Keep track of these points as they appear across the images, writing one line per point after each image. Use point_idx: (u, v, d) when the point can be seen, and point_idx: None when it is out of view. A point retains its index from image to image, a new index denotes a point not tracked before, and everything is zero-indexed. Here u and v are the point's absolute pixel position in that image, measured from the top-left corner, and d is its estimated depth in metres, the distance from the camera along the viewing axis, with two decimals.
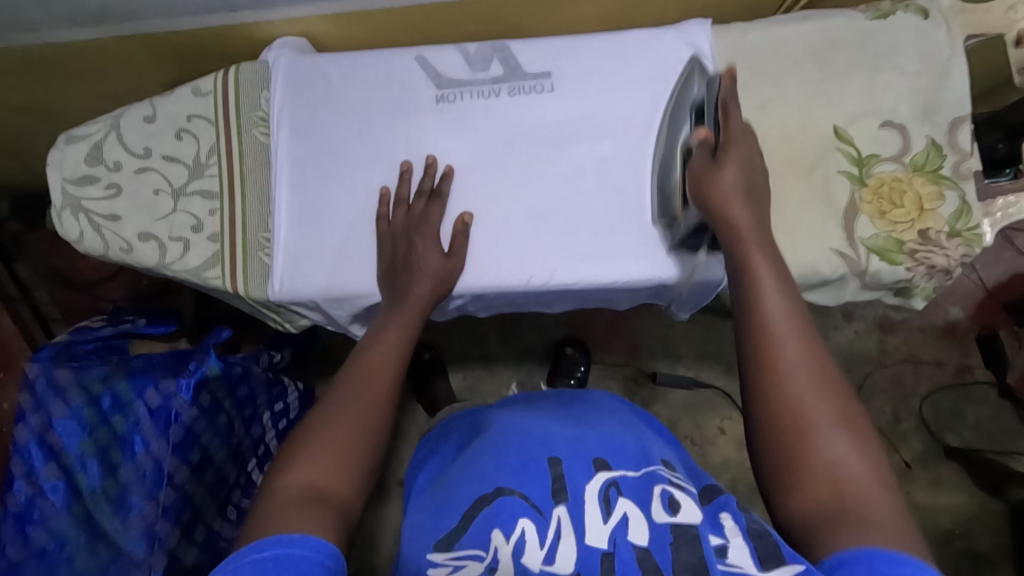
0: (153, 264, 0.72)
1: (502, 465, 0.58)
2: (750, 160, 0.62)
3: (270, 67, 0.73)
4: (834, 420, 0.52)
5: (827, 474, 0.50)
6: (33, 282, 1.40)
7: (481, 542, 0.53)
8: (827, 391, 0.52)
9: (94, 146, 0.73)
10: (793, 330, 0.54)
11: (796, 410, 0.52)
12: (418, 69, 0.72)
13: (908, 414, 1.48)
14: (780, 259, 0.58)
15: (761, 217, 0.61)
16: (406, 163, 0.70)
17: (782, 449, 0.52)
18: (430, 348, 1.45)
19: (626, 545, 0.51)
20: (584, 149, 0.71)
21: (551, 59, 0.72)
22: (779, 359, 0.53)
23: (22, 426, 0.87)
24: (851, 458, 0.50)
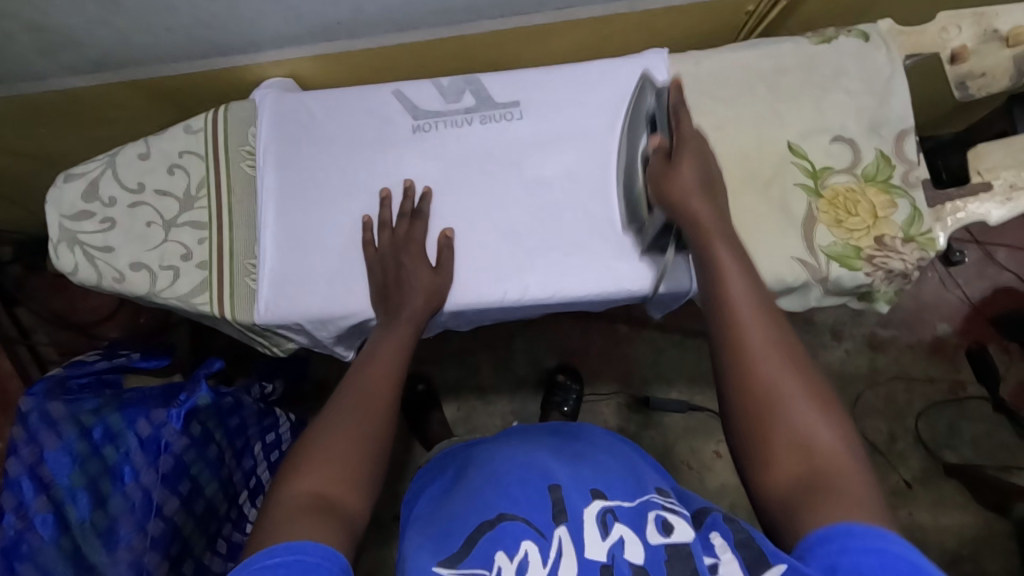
0: (144, 292, 0.75)
1: (504, 494, 0.60)
2: (704, 160, 0.66)
3: (257, 106, 0.78)
4: (802, 396, 0.56)
5: (800, 445, 0.54)
6: (32, 324, 1.43)
7: (484, 562, 0.54)
8: (792, 367, 0.57)
9: (91, 182, 0.77)
10: (756, 309, 0.59)
11: (767, 386, 0.56)
12: (395, 102, 0.77)
13: (904, 432, 1.47)
14: (742, 250, 0.63)
15: (720, 209, 0.65)
16: (385, 189, 0.74)
17: (757, 423, 0.56)
18: (423, 380, 1.46)
19: (624, 560, 0.53)
20: (553, 171, 0.74)
21: (520, 89, 0.76)
22: (745, 341, 0.58)
23: (15, 460, 0.88)
24: (823, 433, 0.54)
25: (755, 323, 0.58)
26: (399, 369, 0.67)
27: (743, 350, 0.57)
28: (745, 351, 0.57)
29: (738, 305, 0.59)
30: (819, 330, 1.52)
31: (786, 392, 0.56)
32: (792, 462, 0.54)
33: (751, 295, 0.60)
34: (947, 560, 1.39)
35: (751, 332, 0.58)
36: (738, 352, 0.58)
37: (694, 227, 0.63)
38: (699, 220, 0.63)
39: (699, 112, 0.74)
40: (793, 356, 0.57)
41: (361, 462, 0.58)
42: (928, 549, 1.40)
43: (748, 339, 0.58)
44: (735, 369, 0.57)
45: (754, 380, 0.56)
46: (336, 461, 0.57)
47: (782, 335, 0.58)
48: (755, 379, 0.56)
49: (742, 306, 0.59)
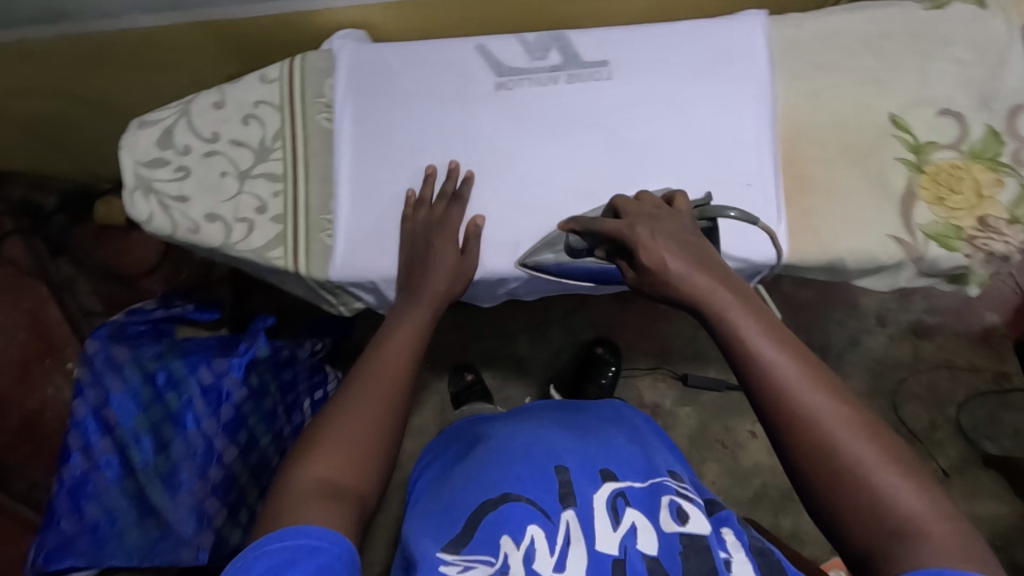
0: (218, 244, 0.75)
1: (508, 476, 0.62)
2: (675, 231, 0.59)
3: (334, 56, 0.75)
4: (878, 448, 0.46)
5: (878, 507, 0.44)
6: (71, 277, 1.39)
7: (489, 547, 0.55)
8: (856, 420, 0.47)
9: (165, 130, 0.76)
10: (796, 364, 0.49)
11: (838, 449, 0.46)
12: (477, 57, 0.73)
13: (943, 421, 1.45)
14: (754, 301, 0.53)
15: (719, 267, 0.56)
16: (430, 167, 0.72)
17: (837, 503, 0.46)
18: (471, 369, 1.46)
19: (637, 553, 0.55)
20: (639, 134, 0.71)
21: (608, 48, 0.72)
22: (796, 397, 0.48)
23: (80, 400, 0.90)
24: (914, 494, 0.45)
25: (796, 384, 0.48)
26: (418, 347, 0.63)
27: (798, 418, 0.47)
28: (798, 427, 0.47)
29: (777, 372, 0.49)
30: (862, 315, 1.50)
31: (854, 442, 0.46)
32: (883, 529, 0.44)
33: (788, 357, 0.49)
34: None
35: (802, 395, 0.48)
36: (794, 426, 0.47)
37: (693, 296, 0.54)
38: (704, 292, 0.54)
39: (797, 79, 0.71)
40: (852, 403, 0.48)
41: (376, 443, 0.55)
42: None
43: (801, 405, 0.47)
44: (803, 445, 0.47)
45: (811, 432, 0.47)
46: (348, 445, 0.53)
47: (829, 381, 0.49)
48: (822, 449, 0.46)
49: (780, 371, 0.49)
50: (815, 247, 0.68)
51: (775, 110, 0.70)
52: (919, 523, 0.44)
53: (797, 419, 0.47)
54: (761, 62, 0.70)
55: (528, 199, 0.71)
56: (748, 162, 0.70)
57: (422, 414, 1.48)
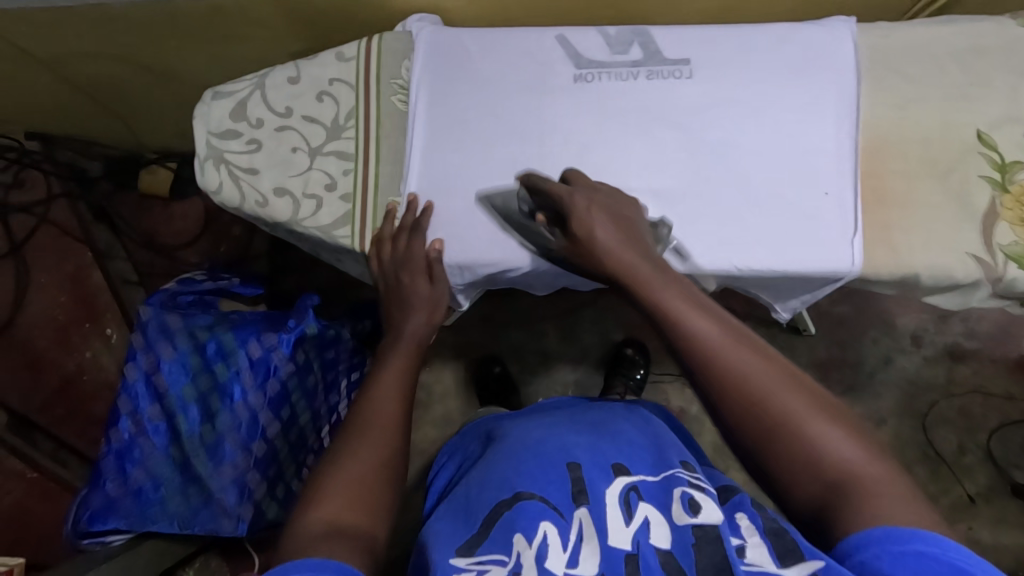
0: (285, 219, 0.75)
1: (523, 473, 0.55)
2: (612, 209, 0.63)
3: (413, 38, 0.75)
4: (807, 400, 0.48)
5: (816, 461, 0.46)
6: (111, 245, 1.39)
7: (504, 547, 0.49)
8: (782, 374, 0.49)
9: (239, 102, 0.76)
10: (718, 328, 0.51)
11: (770, 407, 0.47)
12: (557, 48, 0.73)
13: (974, 446, 1.42)
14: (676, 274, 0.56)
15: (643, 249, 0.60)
16: (392, 203, 0.73)
17: (777, 461, 0.47)
18: (500, 363, 1.45)
19: (650, 547, 0.48)
20: (718, 134, 0.70)
21: (691, 46, 0.72)
22: (724, 363, 0.49)
23: (132, 365, 0.92)
24: (845, 439, 0.46)
25: (721, 347, 0.50)
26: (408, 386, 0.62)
27: (730, 385, 0.49)
28: (728, 389, 0.49)
29: (702, 338, 0.50)
30: (898, 334, 1.47)
31: (786, 400, 0.48)
32: (821, 480, 0.46)
33: (711, 321, 0.51)
34: None
35: (729, 362, 0.49)
36: (726, 390, 0.49)
37: (623, 272, 0.58)
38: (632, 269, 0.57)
39: (883, 88, 0.70)
40: (777, 359, 0.50)
41: (374, 478, 0.53)
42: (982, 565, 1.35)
43: (727, 368, 0.49)
44: (736, 407, 0.48)
45: (740, 397, 0.48)
46: (348, 484, 0.51)
47: (754, 342, 0.50)
48: (754, 408, 0.48)
49: (706, 338, 0.50)
50: (891, 258, 0.67)
51: (859, 118, 0.69)
52: (853, 469, 0.45)
53: (729, 384, 0.49)
54: (848, 70, 0.69)
55: None
56: (827, 169, 0.68)
57: (446, 404, 1.48)
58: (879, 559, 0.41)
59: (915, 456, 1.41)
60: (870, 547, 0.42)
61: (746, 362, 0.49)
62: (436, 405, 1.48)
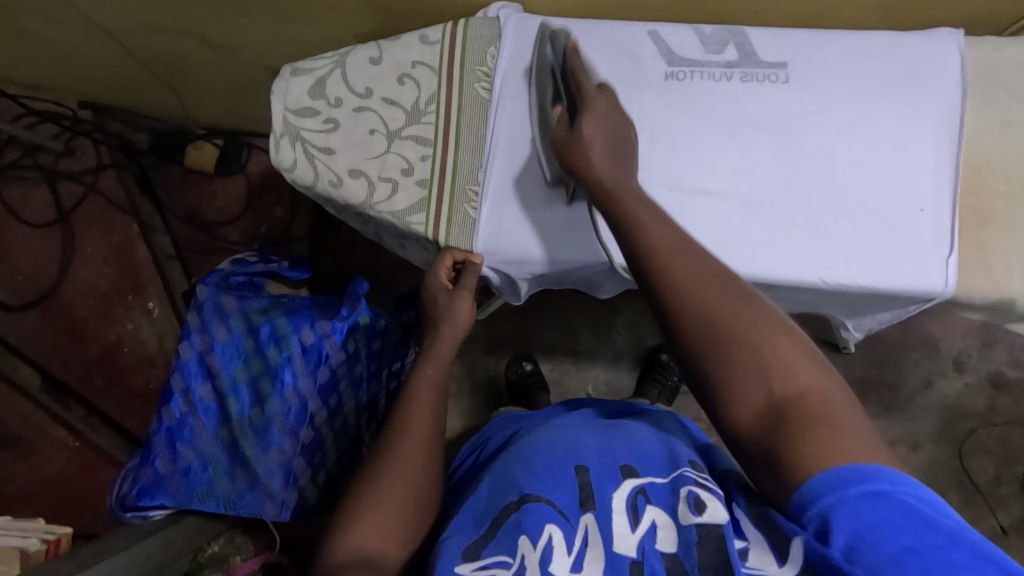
0: (359, 202, 0.74)
1: (531, 472, 0.52)
2: (609, 129, 0.63)
3: (500, 24, 0.73)
4: (758, 314, 0.45)
5: (760, 375, 0.43)
6: (154, 216, 1.38)
7: (507, 547, 0.47)
8: (743, 297, 0.46)
9: (318, 80, 0.75)
10: (683, 251, 0.50)
11: (720, 319, 0.45)
12: (649, 43, 0.72)
13: (1010, 477, 1.32)
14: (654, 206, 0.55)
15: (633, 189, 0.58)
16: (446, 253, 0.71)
17: (723, 380, 0.44)
18: (530, 360, 1.43)
19: (655, 553, 0.47)
20: (808, 142, 0.69)
21: (789, 50, 0.70)
22: (674, 271, 0.49)
23: (187, 343, 0.92)
24: (802, 363, 0.43)
25: (684, 268, 0.49)
26: (437, 410, 0.63)
27: (680, 290, 0.48)
28: (681, 306, 0.47)
29: (663, 259, 0.50)
30: (939, 357, 1.36)
31: (733, 310, 0.45)
32: (769, 401, 0.42)
33: (680, 246, 0.50)
34: None
35: (679, 267, 0.49)
36: (680, 309, 0.47)
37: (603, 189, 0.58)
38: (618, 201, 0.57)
39: (987, 105, 0.67)
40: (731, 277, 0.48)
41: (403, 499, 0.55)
42: None
43: (683, 289, 0.47)
44: (686, 320, 0.47)
45: (686, 301, 0.47)
46: (383, 503, 0.54)
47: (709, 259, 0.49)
48: (705, 329, 0.45)
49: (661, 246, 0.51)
50: (982, 278, 0.65)
51: (961, 137, 0.67)
52: (800, 391, 0.42)
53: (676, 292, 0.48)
54: (951, 82, 0.67)
55: (687, 195, 0.69)
56: (922, 184, 0.67)
57: (474, 397, 1.46)
58: (838, 507, 0.37)
59: (947, 483, 1.32)
60: (827, 496, 0.38)
61: (697, 270, 0.48)
62: (465, 398, 1.46)
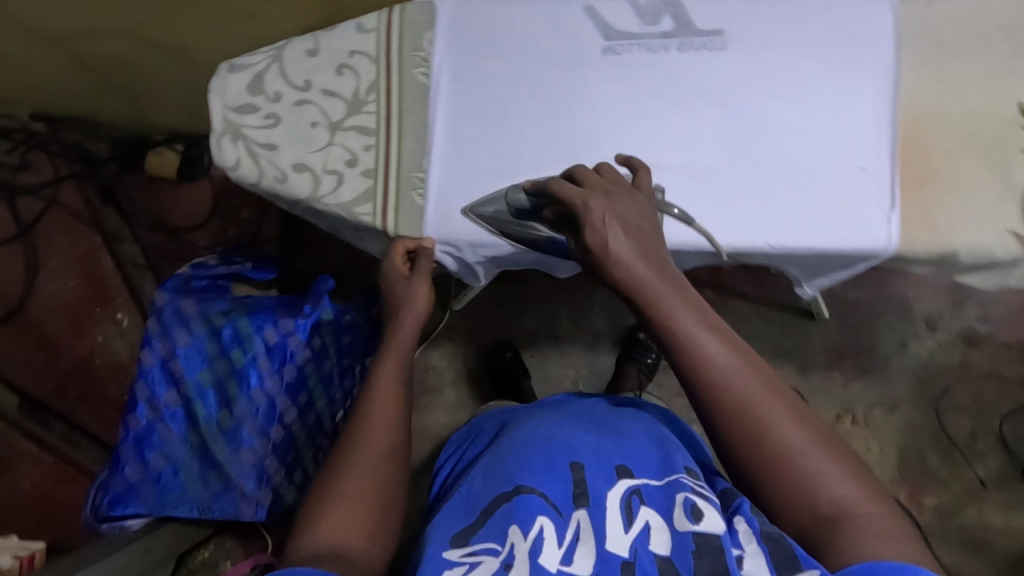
0: (305, 196, 0.73)
1: (523, 464, 0.56)
2: (628, 210, 0.57)
3: (435, 9, 0.73)
4: (800, 431, 0.48)
5: (805, 491, 0.47)
6: (120, 226, 1.37)
7: (497, 537, 0.51)
8: (789, 411, 0.49)
9: (256, 75, 0.74)
10: (734, 364, 0.49)
11: (768, 441, 0.48)
12: (586, 19, 0.71)
13: (987, 432, 1.33)
14: (697, 301, 0.52)
15: (665, 263, 0.54)
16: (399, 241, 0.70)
17: (767, 487, 0.48)
18: (510, 347, 1.43)
19: (648, 554, 0.48)
20: (751, 109, 0.69)
21: (725, 17, 0.70)
22: (726, 387, 0.49)
23: (148, 350, 0.91)
24: (839, 475, 0.47)
25: (731, 386, 0.49)
26: (403, 399, 0.62)
27: (732, 408, 0.49)
28: (733, 424, 0.49)
29: (708, 363, 0.49)
30: (912, 318, 1.38)
31: (782, 429, 0.48)
32: (814, 512, 0.47)
33: (727, 348, 0.50)
34: (1009, 564, 1.27)
35: (732, 386, 0.49)
36: (725, 419, 0.49)
37: (637, 290, 0.52)
38: (648, 288, 0.52)
39: (926, 61, 0.68)
40: (773, 389, 0.49)
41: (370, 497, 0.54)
42: (991, 547, 1.29)
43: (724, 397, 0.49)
44: (734, 438, 0.49)
45: (740, 421, 0.48)
46: (350, 499, 0.54)
47: (760, 373, 0.49)
48: (747, 436, 0.48)
49: (711, 363, 0.49)
50: (925, 235, 0.66)
51: (897, 94, 0.67)
52: (843, 504, 0.47)
53: (727, 409, 0.49)
54: (886, 40, 0.67)
55: None
56: (863, 144, 0.67)
57: (456, 388, 1.47)
58: None
59: (926, 441, 1.34)
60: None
61: (748, 387, 0.49)
62: (447, 389, 1.47)
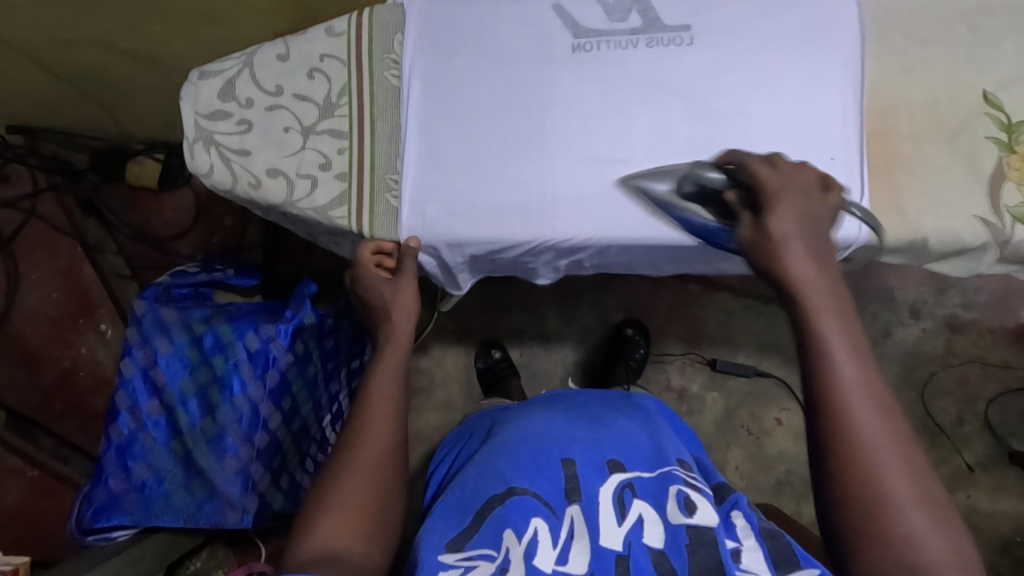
0: (280, 201, 0.73)
1: (515, 467, 0.57)
2: (804, 205, 0.51)
3: (405, 11, 0.73)
4: (912, 483, 0.41)
5: (898, 546, 0.40)
6: (101, 238, 1.35)
7: (491, 542, 0.51)
8: (909, 461, 0.41)
9: (227, 81, 0.74)
10: (869, 392, 0.42)
11: (877, 479, 0.41)
12: (555, 17, 0.72)
13: (972, 416, 1.35)
14: (853, 319, 0.45)
15: (833, 274, 0.47)
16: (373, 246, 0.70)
17: (858, 529, 0.41)
18: (499, 347, 1.43)
19: (641, 547, 0.50)
20: (722, 102, 0.69)
21: (693, 12, 0.70)
22: (849, 409, 0.42)
23: (129, 360, 0.90)
24: (939, 542, 0.40)
25: (864, 410, 0.42)
26: (400, 400, 0.59)
27: (850, 433, 0.42)
28: (847, 449, 0.42)
29: (840, 371, 0.43)
30: (896, 307, 1.39)
31: (898, 474, 0.41)
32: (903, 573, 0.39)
33: (864, 371, 0.43)
34: (997, 546, 1.28)
35: (856, 409, 0.42)
36: (841, 436, 0.42)
37: (788, 284, 0.46)
38: (803, 284, 0.46)
39: (890, 51, 0.69)
40: (903, 433, 0.42)
41: (367, 501, 0.53)
42: (979, 531, 1.30)
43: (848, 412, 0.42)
44: (839, 465, 0.42)
45: (853, 448, 0.41)
46: (349, 503, 0.53)
47: (892, 412, 0.42)
48: (855, 467, 0.41)
49: (847, 379, 0.42)
50: (897, 224, 0.66)
51: (863, 84, 0.68)
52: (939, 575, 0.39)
53: (845, 431, 0.42)
54: (851, 31, 0.68)
55: (606, 165, 0.70)
56: (832, 133, 0.67)
57: (446, 389, 1.47)
58: None
59: (912, 428, 1.35)
60: None
61: (875, 417, 0.42)
62: (437, 391, 1.47)
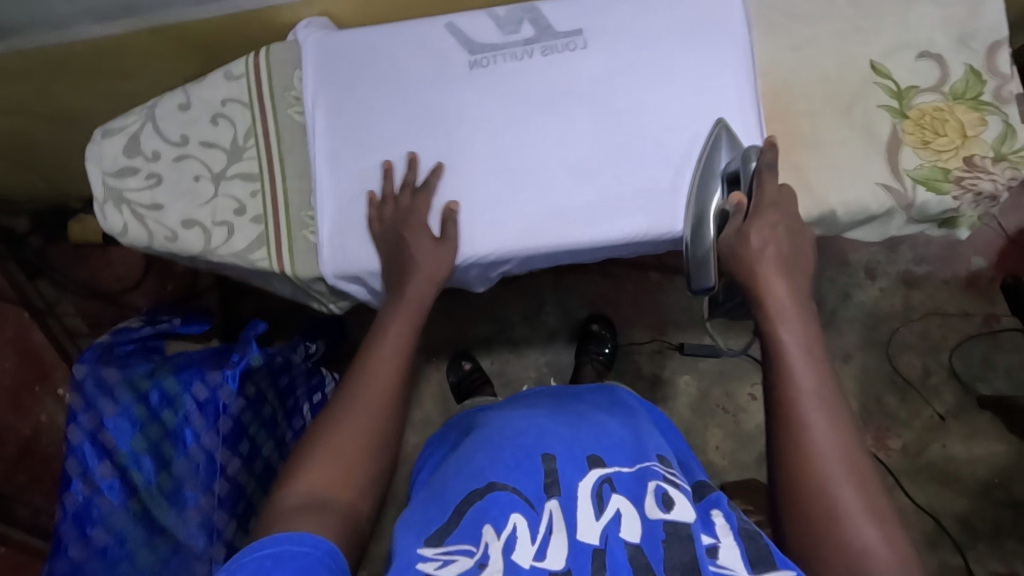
0: (198, 250, 0.72)
1: (496, 463, 0.56)
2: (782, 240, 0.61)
3: (301, 46, 0.73)
4: (852, 480, 0.49)
5: (838, 537, 0.47)
6: (56, 298, 1.35)
7: (470, 538, 0.50)
8: (850, 462, 0.50)
9: (131, 137, 0.74)
10: (822, 398, 0.52)
11: (820, 473, 0.49)
12: (449, 36, 0.72)
13: (938, 366, 1.35)
14: (815, 339, 0.55)
15: (808, 302, 0.59)
16: (387, 163, 0.71)
17: (797, 516, 0.49)
18: (469, 358, 1.43)
19: (618, 542, 0.49)
20: (623, 101, 0.70)
21: (583, 17, 0.71)
22: (800, 411, 0.51)
23: (74, 426, 0.89)
24: (874, 533, 0.47)
25: (810, 414, 0.51)
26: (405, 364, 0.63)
27: (796, 434, 0.51)
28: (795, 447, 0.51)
29: (799, 380, 0.53)
30: (851, 270, 1.39)
31: (834, 469, 0.49)
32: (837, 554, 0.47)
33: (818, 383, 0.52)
34: (977, 490, 1.30)
35: (802, 411, 0.51)
36: (786, 432, 0.51)
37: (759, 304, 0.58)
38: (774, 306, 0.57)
39: (778, 33, 0.70)
40: (846, 437, 0.51)
41: (363, 452, 0.54)
42: (960, 479, 1.30)
43: (806, 419, 0.51)
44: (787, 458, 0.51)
45: (796, 443, 0.51)
46: (342, 450, 0.54)
47: (838, 418, 0.51)
48: (802, 459, 0.50)
49: (799, 384, 0.52)
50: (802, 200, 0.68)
51: (754, 68, 0.69)
52: (871, 557, 0.46)
53: (792, 430, 0.51)
54: (737, 19, 0.69)
55: (521, 175, 0.70)
56: (733, 119, 0.68)
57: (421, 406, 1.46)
58: None
59: (882, 386, 1.35)
60: None
61: (820, 420, 0.51)
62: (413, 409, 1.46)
